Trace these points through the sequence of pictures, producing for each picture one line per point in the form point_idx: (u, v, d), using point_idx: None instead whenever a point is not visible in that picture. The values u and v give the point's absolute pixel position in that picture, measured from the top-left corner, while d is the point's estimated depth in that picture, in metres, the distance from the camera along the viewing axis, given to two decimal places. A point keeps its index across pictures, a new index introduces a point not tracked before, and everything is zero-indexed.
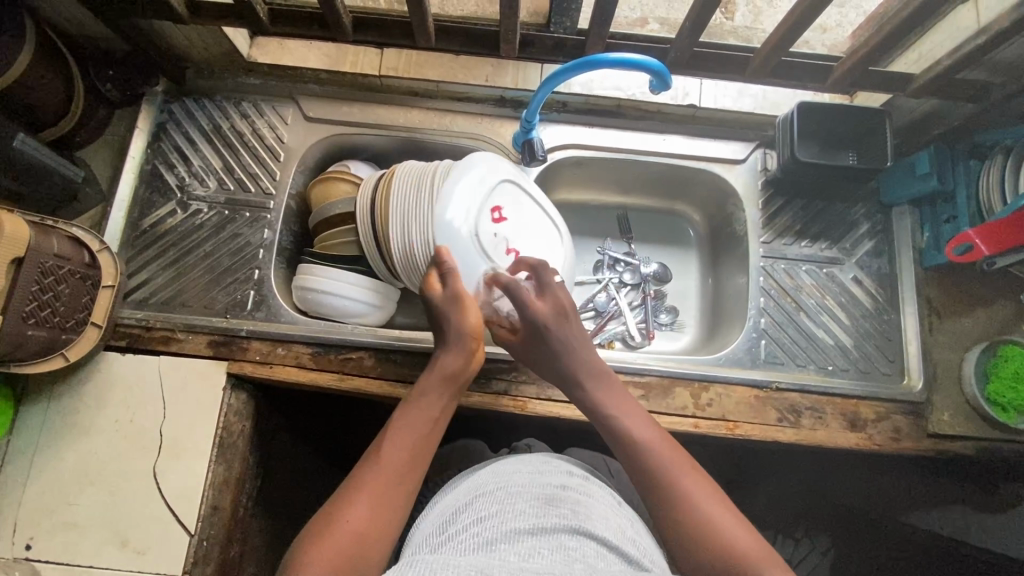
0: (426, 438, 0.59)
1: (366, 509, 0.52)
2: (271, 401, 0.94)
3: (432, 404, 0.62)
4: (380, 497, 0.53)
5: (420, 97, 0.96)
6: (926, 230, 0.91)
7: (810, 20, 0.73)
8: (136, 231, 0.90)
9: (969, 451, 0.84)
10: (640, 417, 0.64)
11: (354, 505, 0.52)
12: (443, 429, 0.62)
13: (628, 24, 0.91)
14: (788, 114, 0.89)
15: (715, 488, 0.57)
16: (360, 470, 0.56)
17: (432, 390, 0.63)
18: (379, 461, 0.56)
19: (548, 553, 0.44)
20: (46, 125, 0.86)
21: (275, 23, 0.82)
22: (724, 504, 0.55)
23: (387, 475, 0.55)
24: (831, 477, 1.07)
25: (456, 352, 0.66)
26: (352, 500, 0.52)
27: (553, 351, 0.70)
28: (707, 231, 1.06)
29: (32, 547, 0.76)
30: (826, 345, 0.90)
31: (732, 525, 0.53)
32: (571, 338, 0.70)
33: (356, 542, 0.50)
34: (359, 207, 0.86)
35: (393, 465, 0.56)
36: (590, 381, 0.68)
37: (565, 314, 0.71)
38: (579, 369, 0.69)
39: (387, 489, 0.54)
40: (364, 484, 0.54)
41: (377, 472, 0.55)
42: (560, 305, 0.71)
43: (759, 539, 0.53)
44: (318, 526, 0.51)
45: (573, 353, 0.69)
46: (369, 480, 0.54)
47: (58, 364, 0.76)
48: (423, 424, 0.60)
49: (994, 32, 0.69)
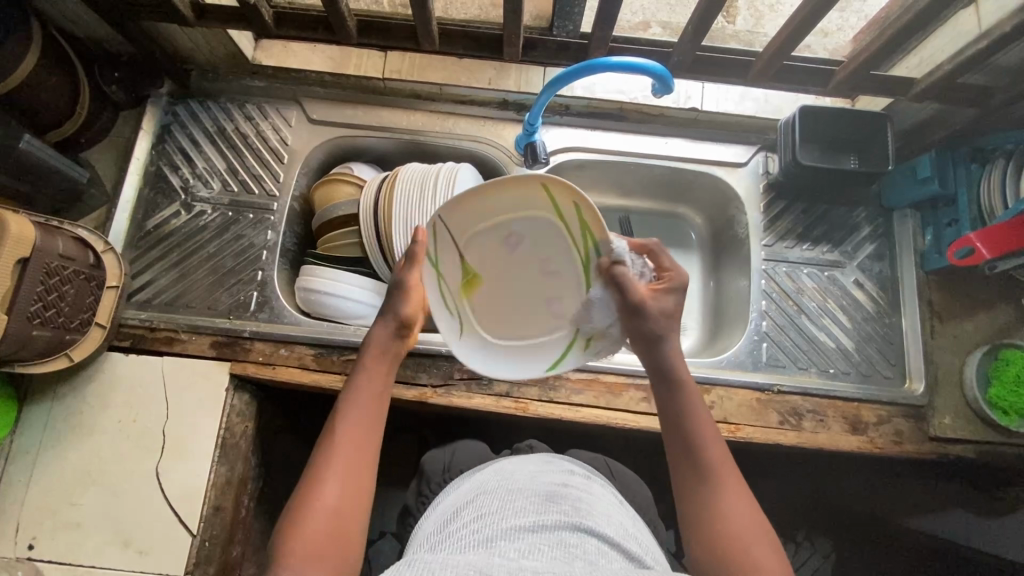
0: (376, 411, 0.58)
1: (334, 494, 0.51)
2: (273, 402, 0.94)
3: (375, 379, 0.60)
4: (344, 480, 0.52)
5: (423, 99, 0.97)
6: (927, 233, 0.91)
7: (811, 25, 0.73)
8: (140, 232, 0.91)
9: (971, 454, 0.84)
10: (702, 406, 0.58)
11: (319, 491, 0.51)
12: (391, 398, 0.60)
13: (631, 28, 0.92)
14: (791, 118, 0.89)
15: (756, 512, 0.51)
16: (319, 455, 0.53)
17: (372, 366, 0.61)
18: (332, 445, 0.54)
19: (549, 550, 0.44)
20: (51, 126, 0.86)
21: (280, 25, 0.83)
22: (758, 529, 0.50)
23: (345, 457, 0.53)
24: (832, 479, 1.07)
25: (386, 322, 0.64)
26: (318, 485, 0.51)
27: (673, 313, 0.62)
28: (709, 233, 1.07)
29: (35, 547, 0.77)
30: (827, 348, 0.90)
31: (761, 558, 0.48)
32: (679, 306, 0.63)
33: (329, 527, 0.49)
34: (363, 207, 0.87)
35: (348, 445, 0.54)
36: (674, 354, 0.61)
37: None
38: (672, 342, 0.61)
39: (349, 473, 0.52)
40: (326, 467, 0.52)
41: (332, 457, 0.53)
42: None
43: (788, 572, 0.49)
44: (291, 515, 0.50)
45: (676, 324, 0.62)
46: (329, 465, 0.52)
47: (61, 364, 0.77)
48: (370, 402, 0.58)
49: (995, 37, 0.70)
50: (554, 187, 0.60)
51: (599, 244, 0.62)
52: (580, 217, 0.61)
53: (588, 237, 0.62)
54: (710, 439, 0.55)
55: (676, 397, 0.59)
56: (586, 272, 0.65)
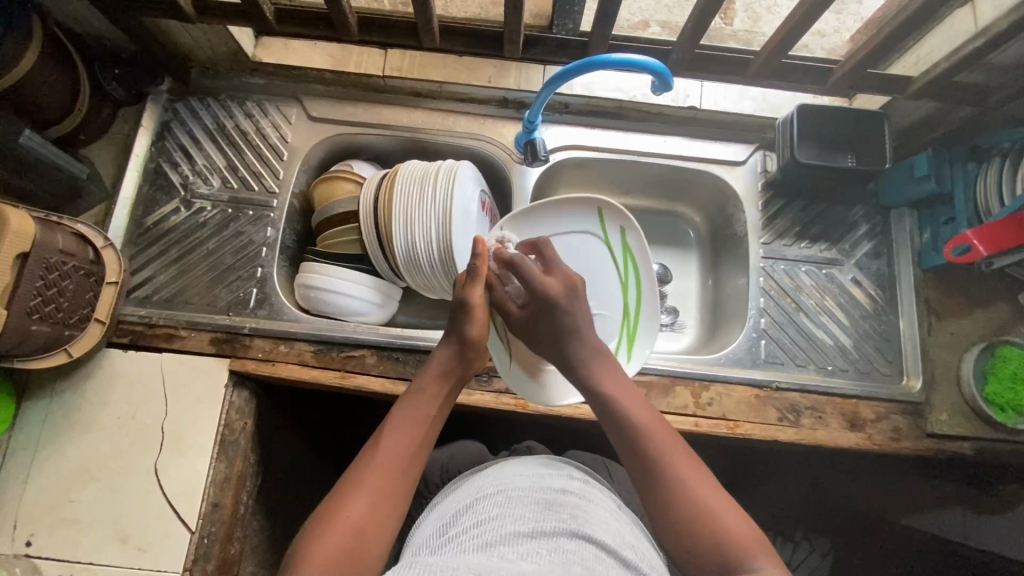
0: (428, 427, 0.61)
1: (365, 503, 0.53)
2: (272, 399, 0.93)
3: (431, 399, 0.63)
4: (378, 492, 0.54)
5: (422, 97, 0.97)
6: (925, 232, 0.91)
7: (810, 22, 0.74)
8: (140, 228, 0.91)
9: (969, 451, 0.84)
10: (644, 404, 0.62)
11: (355, 499, 0.53)
12: (441, 424, 0.63)
13: (630, 27, 0.93)
14: (788, 115, 0.90)
15: (724, 491, 0.55)
16: (356, 468, 0.56)
17: (428, 387, 0.64)
18: (374, 458, 0.56)
19: (546, 554, 0.44)
20: (50, 122, 0.86)
21: (283, 22, 0.83)
22: (721, 497, 0.54)
23: (384, 469, 0.55)
24: (828, 476, 1.08)
25: (450, 343, 0.68)
26: (352, 495, 0.53)
27: (557, 327, 0.69)
28: (708, 231, 1.07)
29: (33, 544, 0.76)
30: (826, 346, 0.90)
31: (725, 514, 0.52)
32: (579, 318, 0.69)
33: (355, 536, 0.50)
34: (363, 204, 0.87)
35: (390, 460, 0.56)
36: (592, 363, 0.67)
37: (574, 289, 0.72)
38: (578, 352, 0.68)
39: (388, 484, 0.55)
40: (364, 477, 0.55)
41: (373, 466, 0.55)
42: (569, 279, 0.73)
43: (752, 528, 0.52)
44: (322, 519, 0.51)
45: (578, 335, 0.69)
46: (367, 474, 0.55)
47: (60, 360, 0.77)
48: (420, 420, 0.61)
49: (993, 34, 0.71)
50: (608, 211, 0.80)
51: (639, 265, 0.80)
52: (624, 240, 0.81)
53: (628, 257, 0.81)
54: (654, 431, 0.59)
55: (617, 403, 0.62)
56: (626, 288, 0.81)
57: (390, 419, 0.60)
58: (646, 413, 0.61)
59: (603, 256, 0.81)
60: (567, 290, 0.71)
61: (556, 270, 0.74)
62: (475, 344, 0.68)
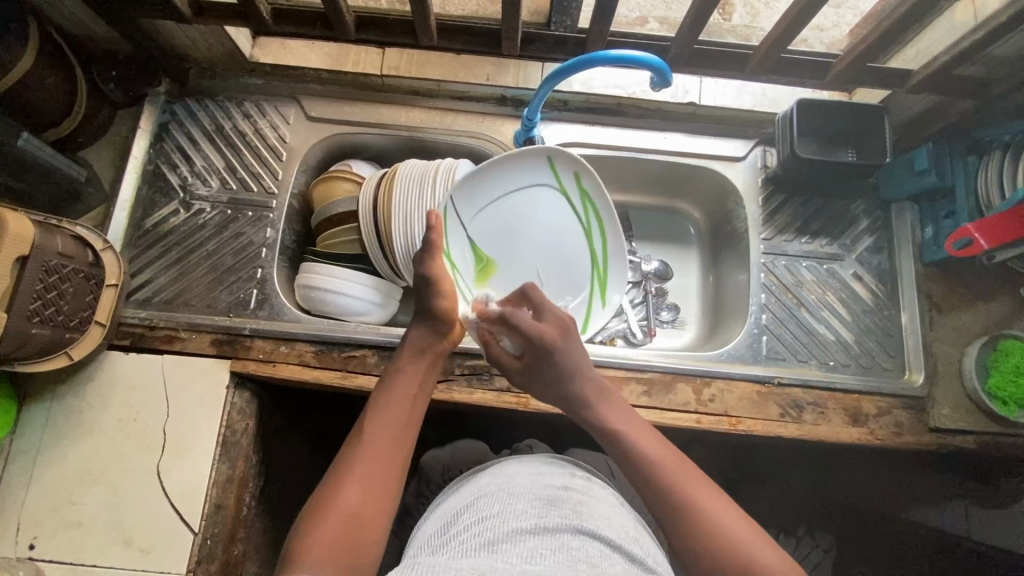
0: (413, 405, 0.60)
1: (359, 490, 0.52)
2: (273, 399, 0.93)
3: (411, 377, 0.63)
4: (371, 475, 0.53)
5: (421, 96, 0.97)
6: (927, 227, 0.91)
7: (808, 17, 0.73)
8: (139, 230, 0.90)
9: (972, 445, 0.84)
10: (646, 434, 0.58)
11: (346, 485, 0.52)
12: (424, 398, 0.62)
13: (628, 23, 0.92)
14: (787, 111, 0.90)
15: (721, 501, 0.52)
16: (345, 453, 0.55)
17: (407, 364, 0.64)
18: (362, 442, 0.56)
19: (551, 553, 0.44)
20: (48, 125, 0.86)
21: (280, 22, 0.83)
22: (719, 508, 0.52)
23: (374, 453, 0.55)
24: (831, 471, 1.09)
25: (422, 324, 0.67)
26: (344, 481, 0.52)
27: (555, 374, 0.62)
28: (708, 228, 1.07)
29: (36, 547, 0.76)
30: (827, 341, 0.90)
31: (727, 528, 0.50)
32: (581, 360, 0.62)
33: (349, 524, 0.50)
34: (362, 205, 0.87)
35: (379, 440, 0.56)
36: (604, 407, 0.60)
37: (567, 331, 0.63)
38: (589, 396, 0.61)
39: (380, 469, 0.54)
40: (354, 464, 0.54)
41: (362, 452, 0.55)
42: (563, 321, 0.64)
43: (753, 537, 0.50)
44: (314, 514, 0.51)
45: (578, 376, 0.62)
46: (356, 461, 0.54)
47: (61, 363, 0.76)
48: (404, 399, 0.60)
49: (992, 26, 0.70)
50: (559, 159, 0.78)
51: (600, 209, 0.80)
52: (580, 185, 0.79)
53: (587, 202, 0.80)
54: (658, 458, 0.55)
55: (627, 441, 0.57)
56: (587, 230, 0.81)
57: (373, 404, 0.59)
58: (656, 446, 0.56)
59: (561, 206, 0.80)
60: (561, 331, 0.63)
61: (544, 312, 0.65)
62: (446, 316, 0.67)
